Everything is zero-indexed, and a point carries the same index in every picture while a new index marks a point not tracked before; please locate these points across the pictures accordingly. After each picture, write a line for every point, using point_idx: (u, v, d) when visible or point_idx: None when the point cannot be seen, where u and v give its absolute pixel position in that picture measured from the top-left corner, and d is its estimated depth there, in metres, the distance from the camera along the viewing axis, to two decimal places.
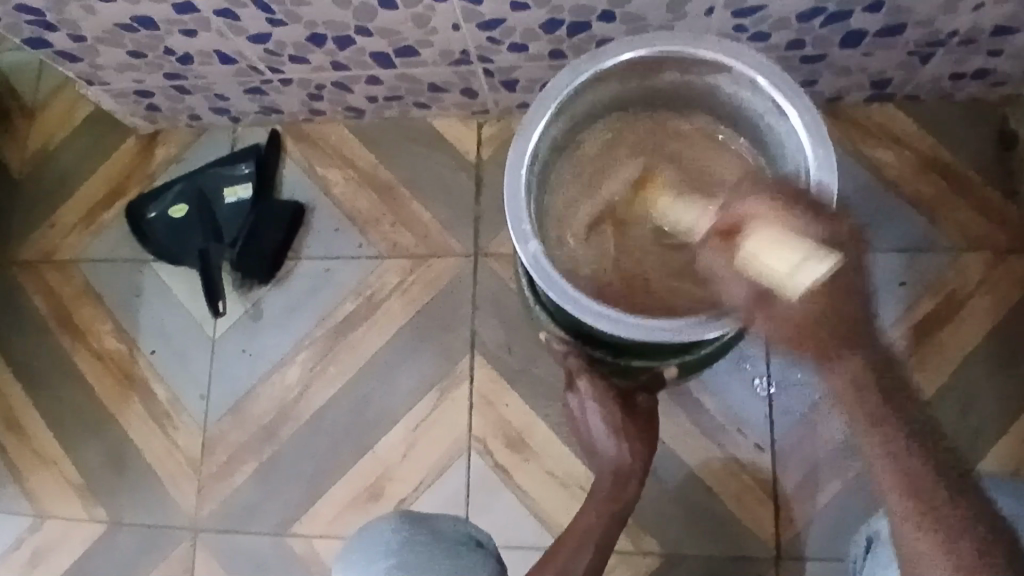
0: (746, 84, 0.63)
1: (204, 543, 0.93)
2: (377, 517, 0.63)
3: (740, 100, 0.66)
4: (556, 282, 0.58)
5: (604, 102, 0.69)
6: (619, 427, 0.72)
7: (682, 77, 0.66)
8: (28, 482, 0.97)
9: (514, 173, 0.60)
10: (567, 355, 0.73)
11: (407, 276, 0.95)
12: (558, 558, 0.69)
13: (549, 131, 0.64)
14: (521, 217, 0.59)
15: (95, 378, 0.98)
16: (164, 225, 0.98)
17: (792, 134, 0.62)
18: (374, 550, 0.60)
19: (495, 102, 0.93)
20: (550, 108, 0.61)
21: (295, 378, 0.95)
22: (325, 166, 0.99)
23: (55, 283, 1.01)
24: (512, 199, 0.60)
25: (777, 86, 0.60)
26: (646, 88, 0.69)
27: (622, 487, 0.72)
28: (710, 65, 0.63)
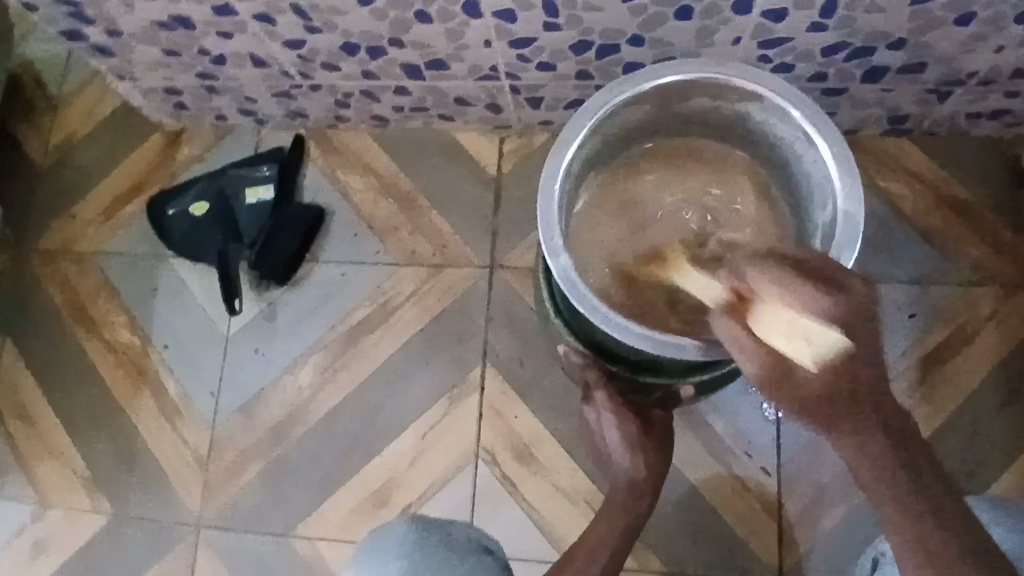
0: (777, 113, 0.64)
1: (206, 540, 0.93)
2: (390, 523, 0.63)
3: (770, 129, 0.67)
4: (583, 295, 0.59)
5: (635, 124, 0.70)
6: (634, 441, 0.73)
7: (714, 103, 0.68)
8: (34, 471, 0.97)
9: (548, 187, 0.61)
10: (585, 368, 0.74)
11: (422, 284, 0.96)
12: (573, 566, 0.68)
13: (583, 149, 0.65)
14: (552, 231, 0.60)
15: (107, 370, 0.99)
16: (185, 222, 1.00)
17: (820, 164, 0.63)
18: (387, 551, 0.60)
19: (519, 119, 0.95)
20: (587, 124, 0.63)
21: (306, 380, 0.96)
22: (346, 172, 1.00)
23: (72, 275, 1.02)
24: (545, 212, 0.60)
25: (809, 118, 0.61)
26: (676, 113, 0.70)
27: (636, 500, 0.72)
28: (743, 92, 0.64)
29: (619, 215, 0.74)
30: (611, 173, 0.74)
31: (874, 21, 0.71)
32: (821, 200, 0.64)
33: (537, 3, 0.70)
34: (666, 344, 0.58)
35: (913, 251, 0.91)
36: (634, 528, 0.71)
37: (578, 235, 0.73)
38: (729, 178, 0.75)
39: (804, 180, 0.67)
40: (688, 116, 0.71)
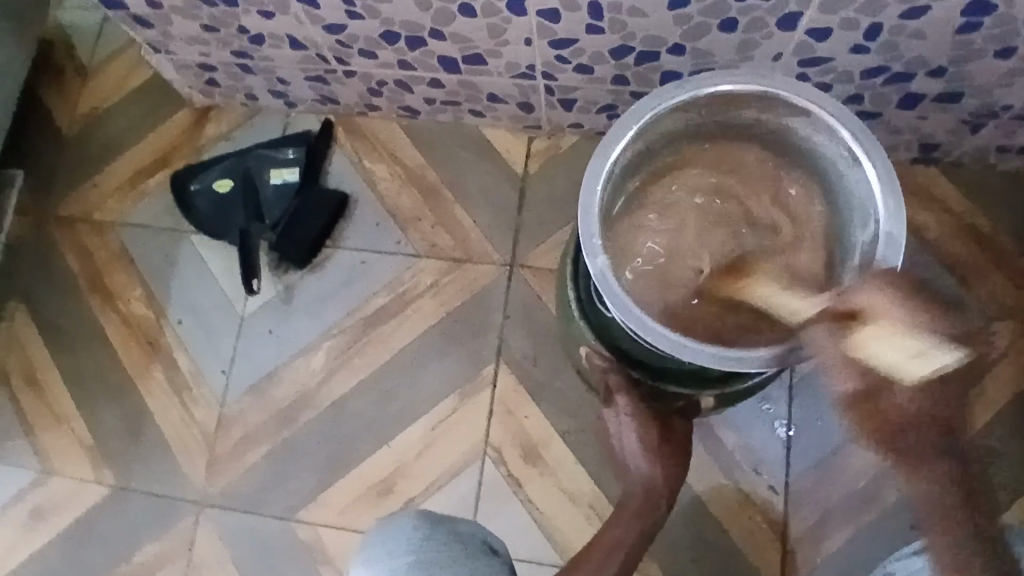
0: (824, 129, 0.64)
1: (208, 518, 0.93)
2: (399, 515, 0.63)
3: (813, 145, 0.68)
4: (617, 298, 0.59)
5: (679, 131, 0.70)
6: (652, 447, 0.73)
7: (760, 115, 0.68)
8: (37, 437, 0.97)
9: (591, 188, 0.61)
10: (605, 371, 0.74)
11: (441, 277, 0.96)
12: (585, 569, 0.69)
13: (627, 151, 0.65)
14: (591, 231, 0.60)
15: (120, 341, 0.99)
16: (208, 198, 1.00)
17: (865, 183, 0.63)
18: (395, 546, 0.59)
19: (549, 119, 0.95)
20: (633, 128, 0.63)
21: (319, 365, 0.95)
22: (372, 161, 1.00)
23: (91, 243, 1.02)
24: (585, 212, 0.60)
25: (857, 137, 0.61)
26: (721, 123, 0.70)
27: (653, 507, 0.73)
28: (791, 106, 0.64)
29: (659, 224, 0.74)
30: (649, 176, 0.74)
31: (916, 47, 0.71)
32: (862, 219, 0.65)
33: (582, 5, 0.70)
34: (699, 354, 0.58)
35: None
36: (648, 534, 0.72)
37: (615, 238, 0.73)
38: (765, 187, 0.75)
39: (843, 197, 0.68)
40: (733, 129, 0.71)
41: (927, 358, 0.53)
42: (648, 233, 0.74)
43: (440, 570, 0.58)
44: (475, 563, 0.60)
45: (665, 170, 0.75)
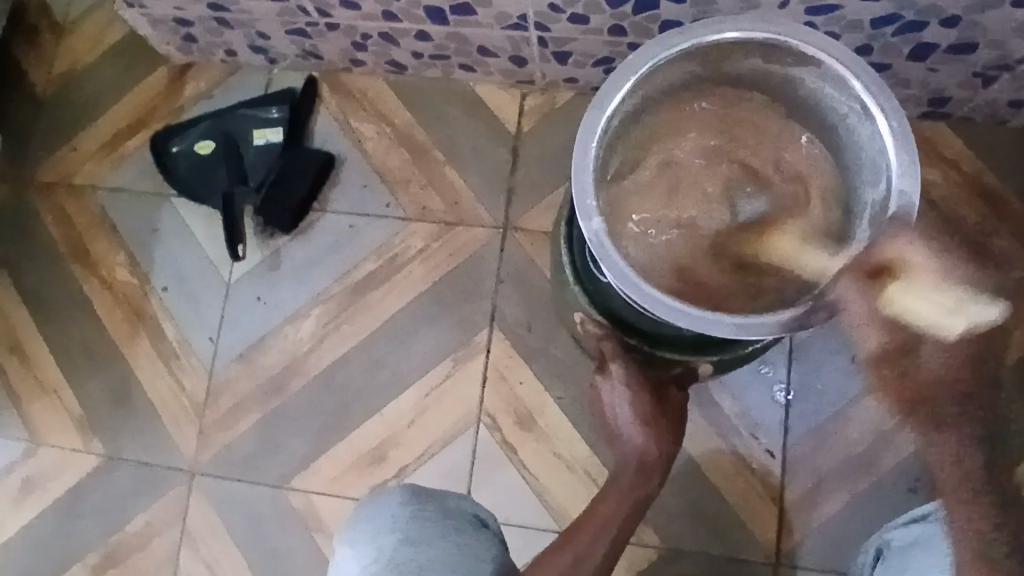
0: (834, 80, 0.60)
1: (200, 487, 0.92)
2: (387, 488, 0.61)
3: (822, 96, 0.64)
4: (614, 263, 0.56)
5: (680, 82, 0.66)
6: (647, 417, 0.71)
7: (764, 66, 0.64)
8: (26, 407, 0.95)
9: (585, 145, 0.57)
10: (600, 338, 0.72)
11: (432, 242, 0.93)
12: (577, 542, 0.68)
13: (624, 105, 0.61)
14: (586, 192, 0.57)
15: (105, 309, 0.97)
16: (189, 160, 0.96)
17: (876, 139, 0.59)
18: (382, 522, 0.58)
19: (542, 74, 0.91)
20: (630, 81, 0.59)
21: (308, 332, 0.93)
22: (358, 120, 0.96)
23: (72, 208, 0.99)
24: (580, 172, 0.57)
25: (869, 89, 0.57)
26: (725, 74, 0.66)
27: (648, 477, 0.71)
28: (799, 56, 0.60)
29: (662, 182, 0.70)
30: (650, 130, 0.70)
31: None
32: (872, 176, 0.61)
33: None
34: (699, 319, 0.55)
35: None
36: (641, 507, 0.71)
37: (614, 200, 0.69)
38: (768, 147, 0.71)
39: (852, 154, 0.65)
40: (740, 80, 0.67)
41: (967, 310, 0.55)
42: (653, 190, 0.70)
43: (427, 546, 0.56)
44: (460, 543, 0.58)
45: (670, 123, 0.70)
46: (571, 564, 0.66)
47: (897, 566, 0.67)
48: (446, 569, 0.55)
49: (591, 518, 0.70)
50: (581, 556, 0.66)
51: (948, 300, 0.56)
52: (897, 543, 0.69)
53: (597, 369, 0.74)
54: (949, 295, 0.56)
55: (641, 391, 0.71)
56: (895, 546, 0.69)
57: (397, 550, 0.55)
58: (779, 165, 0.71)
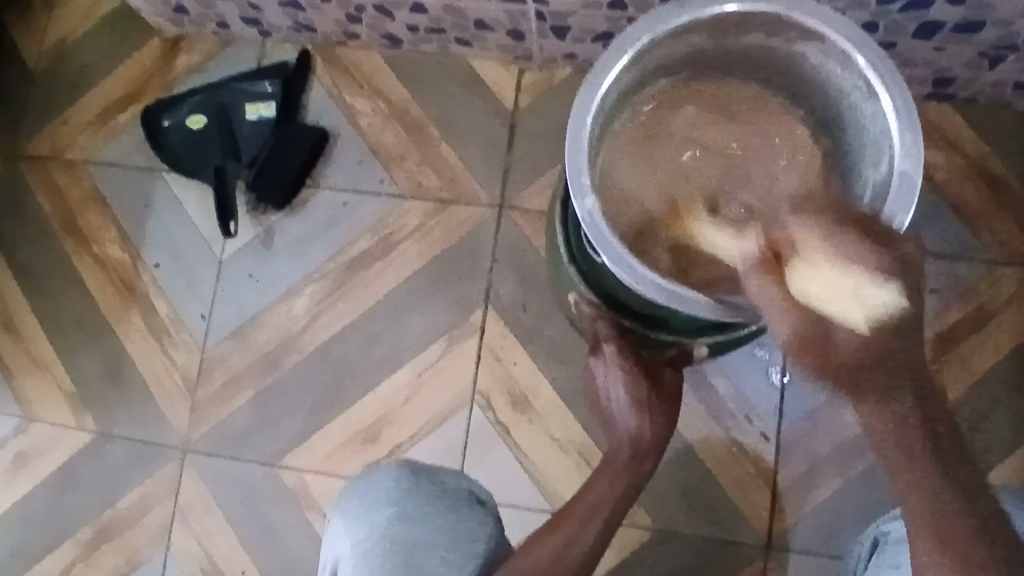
0: (837, 56, 0.58)
1: (193, 463, 0.92)
2: (382, 464, 0.61)
3: (825, 74, 0.62)
4: (608, 243, 0.55)
5: (680, 58, 0.64)
6: (640, 400, 0.71)
7: (767, 41, 0.62)
8: (18, 382, 0.95)
9: (580, 119, 0.56)
10: (595, 319, 0.71)
11: (428, 220, 0.92)
12: (567, 525, 0.65)
13: (622, 79, 0.60)
14: (580, 169, 0.55)
15: (97, 284, 0.96)
16: (180, 135, 0.94)
17: (880, 118, 0.57)
18: (374, 497, 0.57)
19: (540, 49, 0.89)
20: (628, 54, 0.57)
21: (302, 310, 0.92)
22: (353, 95, 0.95)
23: (63, 183, 0.98)
24: (574, 148, 0.55)
25: (874, 67, 0.55)
26: (727, 49, 0.64)
27: (641, 461, 0.70)
28: (802, 31, 0.58)
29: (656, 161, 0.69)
30: (649, 108, 0.69)
31: None
32: (874, 155, 0.59)
33: None
34: (694, 303, 0.54)
35: (943, 222, 0.86)
36: (634, 489, 0.70)
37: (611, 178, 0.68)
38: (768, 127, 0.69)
39: (854, 135, 0.63)
40: (741, 54, 0.66)
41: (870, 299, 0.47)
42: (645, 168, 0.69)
43: (419, 523, 0.56)
44: (455, 520, 0.58)
45: (668, 100, 0.69)
46: (563, 546, 0.63)
47: (894, 557, 0.66)
48: (436, 549, 0.55)
49: (583, 499, 0.68)
50: (570, 538, 0.64)
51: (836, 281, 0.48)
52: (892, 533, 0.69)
53: (590, 351, 0.74)
54: (849, 277, 0.48)
55: (635, 374, 0.71)
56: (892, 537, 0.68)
57: (387, 529, 0.55)
58: (780, 147, 0.69)
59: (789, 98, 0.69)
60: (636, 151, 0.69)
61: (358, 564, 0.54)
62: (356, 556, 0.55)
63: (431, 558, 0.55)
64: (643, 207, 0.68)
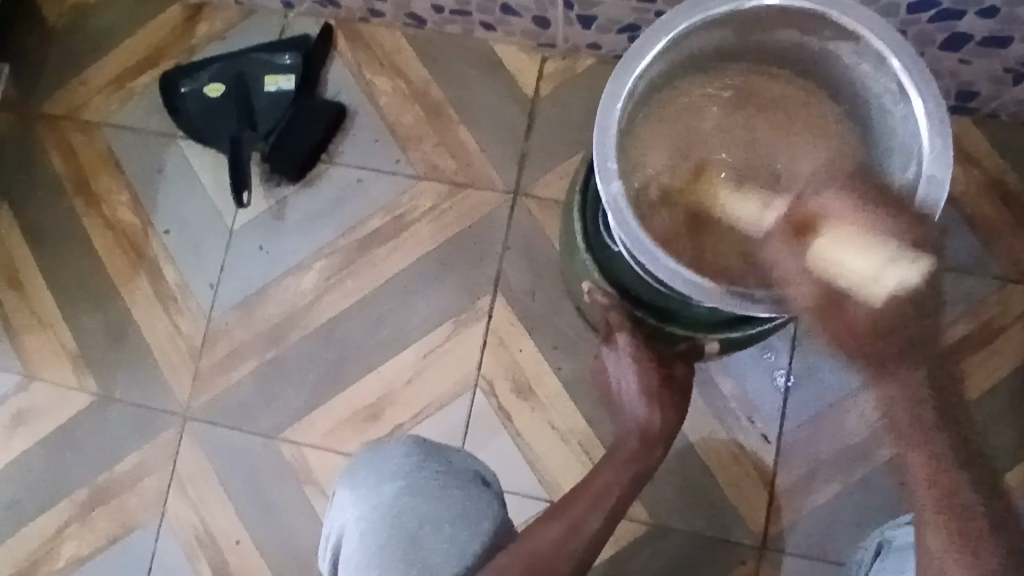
0: (870, 56, 0.57)
1: (192, 431, 0.92)
2: (394, 437, 0.60)
3: (857, 75, 0.61)
4: (631, 229, 0.54)
5: (711, 51, 0.64)
6: (651, 390, 0.70)
7: (801, 38, 0.61)
8: (20, 340, 0.94)
9: (609, 107, 0.55)
10: (609, 309, 0.71)
11: (441, 202, 0.92)
12: (571, 511, 0.63)
13: (653, 69, 0.59)
14: (607, 155, 0.55)
15: (104, 246, 0.95)
16: (197, 102, 0.94)
17: (910, 121, 0.57)
18: (385, 470, 0.58)
19: (565, 37, 0.89)
20: (661, 42, 0.56)
21: (310, 285, 0.92)
22: (373, 72, 0.94)
23: (76, 144, 0.97)
24: (601, 133, 0.55)
25: (908, 71, 0.54)
26: (760, 44, 0.64)
27: (649, 451, 0.69)
28: (838, 30, 0.57)
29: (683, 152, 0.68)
30: (675, 101, 0.68)
31: None
32: (903, 158, 0.59)
33: None
34: (715, 294, 0.54)
35: (956, 235, 0.86)
36: (639, 480, 0.68)
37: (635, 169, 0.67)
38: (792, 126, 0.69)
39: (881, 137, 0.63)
40: (773, 49, 0.65)
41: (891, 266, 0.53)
42: (669, 163, 0.68)
43: (429, 498, 0.56)
44: (465, 498, 0.57)
45: (696, 93, 0.68)
46: (566, 533, 0.61)
47: (897, 563, 0.66)
48: (442, 525, 0.56)
49: (587, 488, 0.66)
50: (575, 523, 0.62)
51: (862, 250, 0.54)
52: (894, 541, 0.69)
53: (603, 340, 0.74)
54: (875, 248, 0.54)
55: (646, 364, 0.71)
56: (896, 544, 0.68)
57: (396, 502, 0.56)
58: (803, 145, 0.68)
59: (816, 100, 0.69)
60: (660, 144, 0.68)
61: (364, 533, 0.55)
62: (364, 526, 0.56)
63: (437, 535, 0.55)
64: (662, 201, 0.67)
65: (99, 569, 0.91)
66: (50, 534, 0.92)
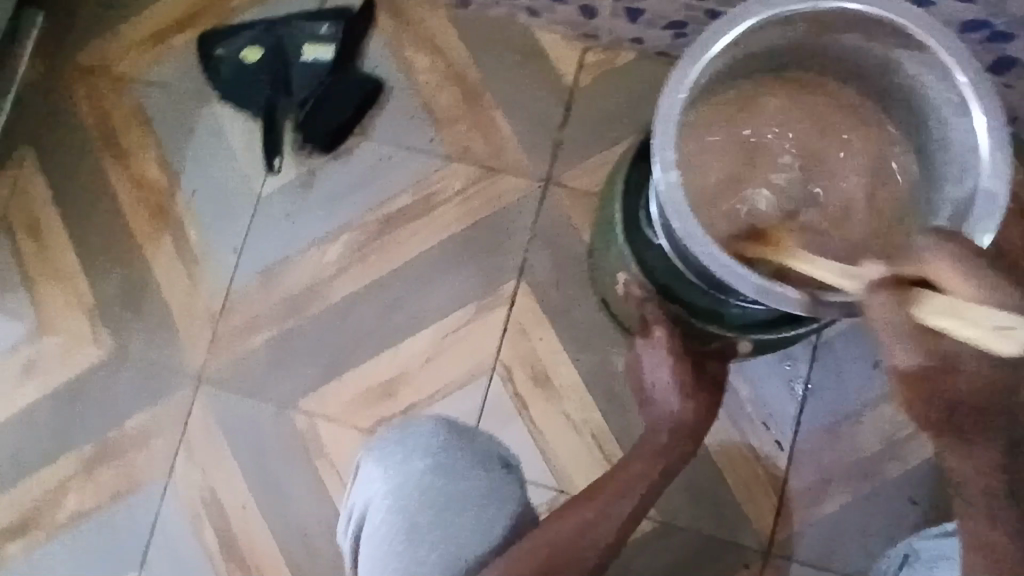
0: (936, 68, 0.56)
1: (205, 394, 0.92)
2: (424, 417, 0.61)
3: (919, 86, 0.60)
4: (686, 220, 0.54)
5: (769, 51, 0.62)
6: (686, 384, 0.67)
7: (866, 44, 0.60)
8: (37, 290, 0.94)
9: (671, 97, 0.54)
10: (644, 302, 0.71)
11: (471, 185, 0.92)
12: (598, 500, 0.61)
13: (716, 63, 0.58)
14: (666, 143, 0.54)
15: (129, 203, 0.95)
16: (233, 65, 0.93)
17: (970, 137, 0.55)
18: (413, 448, 0.58)
19: (609, 30, 0.88)
20: (723, 39, 0.56)
21: (334, 258, 0.92)
22: (413, 50, 0.94)
23: (108, 97, 0.97)
24: (663, 121, 0.54)
25: (975, 86, 0.53)
26: (824, 48, 0.63)
27: (680, 446, 0.66)
28: (905, 39, 0.56)
29: (735, 147, 0.67)
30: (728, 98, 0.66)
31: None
32: (957, 173, 0.57)
33: None
34: (768, 291, 0.53)
35: None
36: (669, 474, 0.65)
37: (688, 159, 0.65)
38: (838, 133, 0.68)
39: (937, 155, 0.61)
40: (835, 53, 0.63)
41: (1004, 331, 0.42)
42: (720, 157, 0.67)
43: (456, 478, 0.56)
44: (491, 482, 0.57)
45: (753, 91, 0.67)
46: (590, 522, 0.59)
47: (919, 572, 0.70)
48: (467, 505, 0.56)
49: (616, 477, 0.64)
50: (601, 513, 0.61)
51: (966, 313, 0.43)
52: (924, 552, 0.71)
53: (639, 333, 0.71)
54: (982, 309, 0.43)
55: (682, 357, 0.68)
56: (920, 555, 0.72)
57: (423, 480, 0.56)
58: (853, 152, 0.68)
59: (873, 107, 0.67)
60: (712, 138, 0.67)
61: (389, 510, 0.55)
62: (389, 502, 0.56)
63: (463, 515, 0.55)
64: (708, 197, 0.66)
65: (101, 524, 0.91)
66: (54, 487, 0.92)
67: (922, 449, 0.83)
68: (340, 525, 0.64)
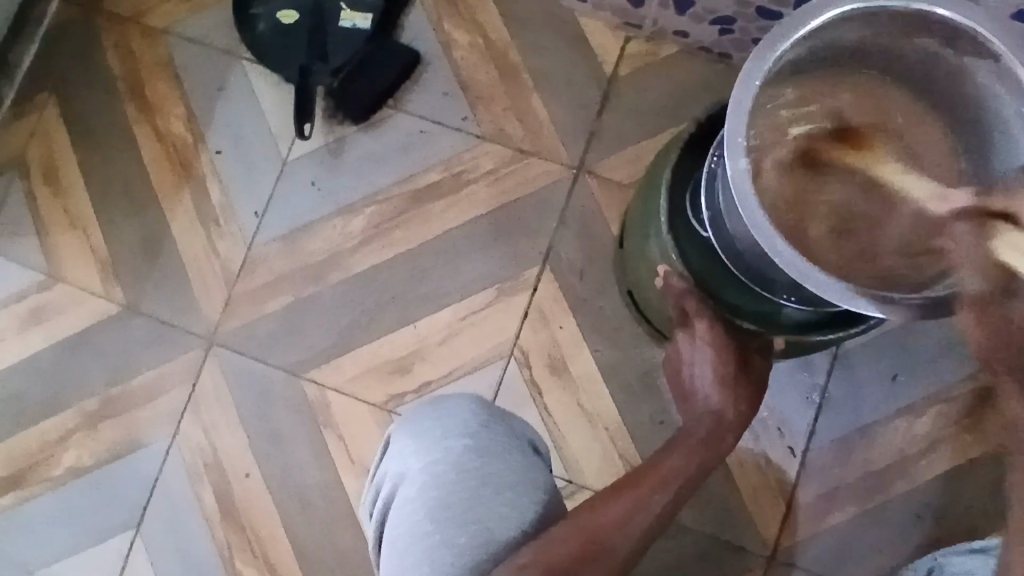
0: (1012, 81, 0.54)
1: (216, 356, 0.90)
2: (461, 394, 0.60)
3: (982, 100, 0.59)
4: (751, 207, 0.52)
5: (840, 49, 0.60)
6: (727, 377, 0.69)
7: (938, 52, 0.58)
8: (50, 238, 0.92)
9: (747, 85, 0.53)
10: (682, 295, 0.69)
11: (502, 167, 0.90)
12: (637, 490, 0.61)
13: (789, 55, 0.56)
14: (739, 129, 0.52)
15: (152, 157, 0.93)
16: (269, 25, 0.91)
17: None
18: (453, 423, 0.57)
19: (655, 21, 0.87)
20: (795, 37, 0.55)
21: (358, 229, 0.91)
22: (453, 24, 0.92)
23: (137, 47, 0.95)
24: (737, 106, 0.52)
25: None
26: (892, 55, 0.61)
27: (720, 437, 0.67)
28: (979, 47, 0.55)
29: (796, 147, 0.62)
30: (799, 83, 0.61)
31: None
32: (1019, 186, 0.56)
33: None
34: (825, 287, 0.51)
35: None
36: (707, 467, 0.66)
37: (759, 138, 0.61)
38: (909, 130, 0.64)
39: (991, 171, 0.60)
40: (899, 61, 0.62)
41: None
42: (784, 154, 0.62)
43: (493, 457, 0.56)
44: (524, 466, 0.58)
45: (817, 87, 0.63)
46: (629, 511, 0.59)
47: None
48: (504, 488, 0.55)
49: (655, 469, 0.63)
50: (637, 504, 0.60)
51: None
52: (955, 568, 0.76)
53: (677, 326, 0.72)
54: None
55: (724, 353, 0.69)
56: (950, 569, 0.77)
57: (461, 456, 0.55)
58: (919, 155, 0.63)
59: (935, 121, 0.64)
60: (774, 136, 0.62)
61: (426, 482, 0.54)
62: (425, 474, 0.55)
63: (497, 496, 0.55)
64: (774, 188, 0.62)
65: (99, 479, 0.89)
66: (53, 438, 0.90)
67: (932, 466, 0.83)
68: (363, 496, 0.64)
